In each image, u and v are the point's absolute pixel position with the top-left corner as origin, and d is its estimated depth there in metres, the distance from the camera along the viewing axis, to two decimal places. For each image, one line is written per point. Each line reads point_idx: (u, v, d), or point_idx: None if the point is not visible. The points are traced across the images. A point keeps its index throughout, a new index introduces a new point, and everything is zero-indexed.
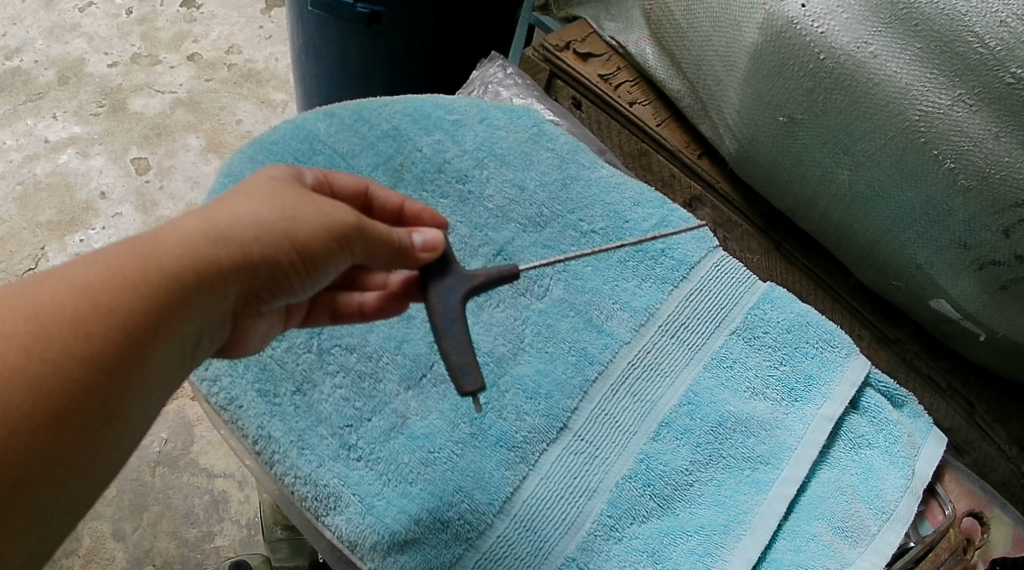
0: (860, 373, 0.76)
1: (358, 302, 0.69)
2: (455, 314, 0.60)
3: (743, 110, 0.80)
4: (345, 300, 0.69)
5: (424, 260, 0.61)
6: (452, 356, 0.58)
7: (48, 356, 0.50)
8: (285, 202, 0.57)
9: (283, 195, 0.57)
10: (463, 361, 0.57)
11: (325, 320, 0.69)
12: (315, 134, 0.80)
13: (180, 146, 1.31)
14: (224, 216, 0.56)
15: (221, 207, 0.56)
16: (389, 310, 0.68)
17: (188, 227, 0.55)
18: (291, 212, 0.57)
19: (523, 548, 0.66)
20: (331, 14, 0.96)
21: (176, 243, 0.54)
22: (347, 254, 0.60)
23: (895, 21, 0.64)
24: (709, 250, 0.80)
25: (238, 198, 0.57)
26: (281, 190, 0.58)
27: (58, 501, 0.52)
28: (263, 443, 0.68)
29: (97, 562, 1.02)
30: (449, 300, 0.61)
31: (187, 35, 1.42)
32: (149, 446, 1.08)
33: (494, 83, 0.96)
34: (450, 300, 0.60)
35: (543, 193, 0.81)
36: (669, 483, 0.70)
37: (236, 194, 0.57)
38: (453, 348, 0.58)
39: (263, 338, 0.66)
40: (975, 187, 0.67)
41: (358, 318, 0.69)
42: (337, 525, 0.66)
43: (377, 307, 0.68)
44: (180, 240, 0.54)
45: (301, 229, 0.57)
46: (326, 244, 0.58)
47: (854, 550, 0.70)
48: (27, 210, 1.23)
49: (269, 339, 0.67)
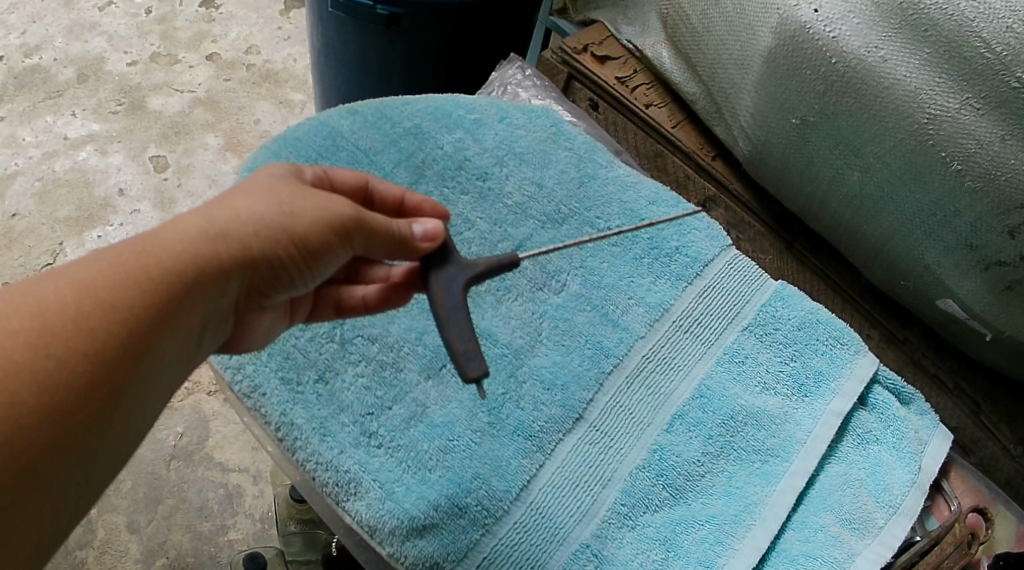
0: (867, 370, 0.78)
1: (361, 296, 0.70)
2: (458, 303, 0.61)
3: (756, 113, 0.82)
4: (348, 293, 0.70)
5: (425, 250, 0.63)
6: (456, 345, 0.59)
7: (53, 350, 0.51)
8: (283, 197, 0.59)
9: (281, 192, 0.59)
10: (466, 350, 0.59)
11: (329, 314, 0.72)
12: (339, 131, 0.82)
13: (199, 145, 1.33)
14: (224, 213, 0.57)
15: (222, 205, 0.58)
16: (391, 302, 0.70)
17: (188, 225, 0.56)
18: (289, 207, 0.58)
19: (539, 534, 0.68)
20: (352, 16, 0.99)
21: (176, 240, 0.55)
22: (347, 247, 0.61)
23: (905, 27, 0.66)
24: (723, 248, 0.82)
25: (237, 197, 0.58)
26: (278, 186, 0.59)
27: (65, 490, 0.53)
28: (286, 430, 0.70)
29: (112, 553, 1.04)
30: (451, 289, 0.62)
31: (206, 35, 1.45)
32: (165, 441, 1.10)
33: (513, 84, 0.99)
34: (452, 288, 0.62)
35: (561, 191, 0.83)
36: (681, 473, 0.72)
37: (236, 194, 0.59)
38: (457, 335, 0.59)
39: (269, 333, 0.68)
40: (982, 189, 0.69)
41: (363, 311, 0.71)
42: (357, 511, 0.68)
43: (379, 299, 0.70)
44: (182, 239, 0.55)
45: (299, 222, 0.58)
46: (325, 237, 0.60)
47: (861, 542, 0.72)
48: (46, 206, 1.25)
49: (274, 334, 0.69)
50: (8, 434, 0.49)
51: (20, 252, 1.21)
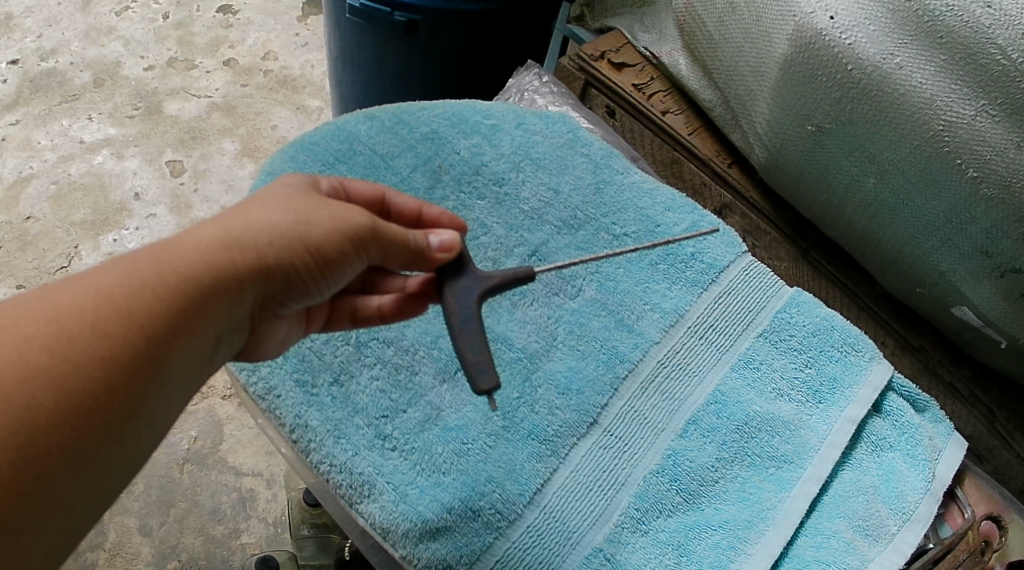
0: (882, 377, 0.78)
1: (377, 306, 0.70)
2: (471, 314, 0.62)
3: (773, 119, 0.82)
4: (364, 303, 0.71)
5: (442, 260, 0.63)
6: (468, 356, 0.59)
7: (71, 355, 0.52)
8: (300, 207, 0.59)
9: (296, 202, 0.60)
10: (479, 361, 0.59)
11: (345, 324, 0.72)
12: (356, 135, 0.83)
13: (216, 150, 1.34)
14: (242, 222, 0.58)
15: (239, 214, 0.58)
16: (406, 312, 0.70)
17: (205, 234, 0.57)
18: (304, 216, 0.59)
19: (552, 538, 0.68)
20: (369, 22, 1.00)
21: (193, 249, 0.56)
22: (363, 257, 0.62)
23: (920, 34, 0.67)
24: (738, 255, 0.82)
25: (255, 207, 0.59)
26: (295, 197, 0.60)
27: (81, 495, 0.54)
28: (300, 432, 0.71)
29: (123, 556, 1.04)
30: (465, 300, 0.63)
31: (224, 40, 1.46)
32: (179, 444, 1.11)
33: (530, 91, 1.01)
34: (466, 299, 0.62)
35: (577, 197, 0.84)
36: (695, 479, 0.73)
37: (253, 203, 0.59)
38: (469, 347, 0.60)
39: (283, 342, 0.68)
40: (997, 196, 0.69)
41: (378, 321, 0.71)
42: (370, 513, 0.68)
43: (394, 309, 0.70)
44: (198, 248, 0.56)
45: (315, 232, 0.59)
46: (341, 247, 0.60)
47: (874, 548, 0.72)
48: (61, 210, 1.26)
49: (289, 343, 0.69)
50: (26, 436, 0.50)
51: (34, 254, 1.22)
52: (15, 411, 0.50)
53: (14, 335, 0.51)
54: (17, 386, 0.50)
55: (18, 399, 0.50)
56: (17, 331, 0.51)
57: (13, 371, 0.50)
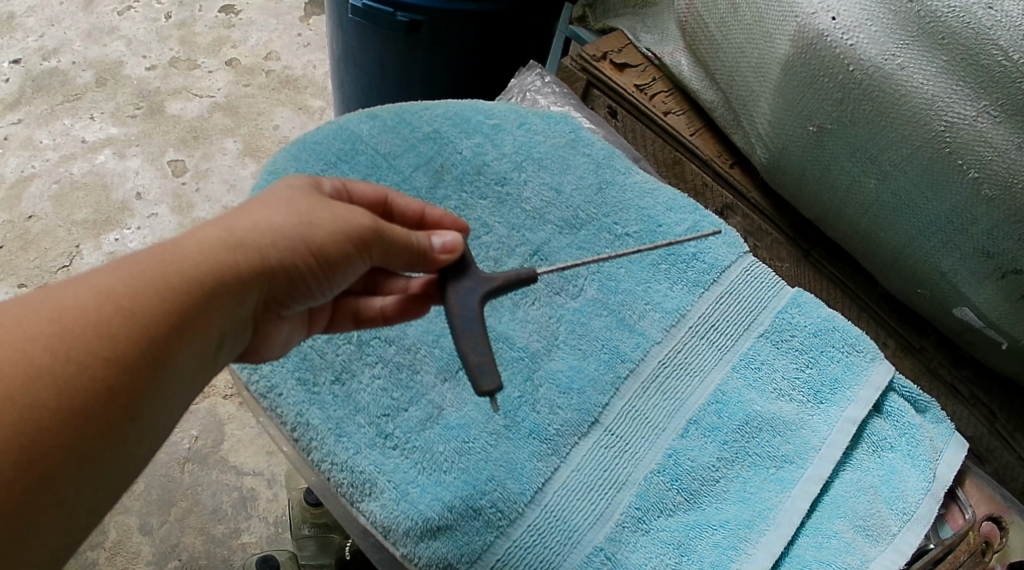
0: (883, 377, 0.78)
1: (379, 307, 0.70)
2: (472, 314, 0.62)
3: (774, 120, 0.82)
4: (366, 303, 0.71)
5: (443, 261, 0.64)
6: (470, 356, 0.59)
7: (73, 355, 0.52)
8: (302, 208, 0.59)
9: (298, 203, 0.60)
10: (480, 361, 0.59)
11: (347, 324, 0.72)
12: (358, 135, 0.84)
13: (218, 150, 1.34)
14: (244, 223, 0.58)
15: (242, 215, 0.59)
16: (409, 313, 0.70)
17: (208, 235, 0.57)
18: (307, 217, 0.59)
19: (553, 537, 0.68)
20: (371, 22, 1.00)
21: (196, 249, 0.56)
22: (365, 258, 0.62)
23: (922, 35, 0.67)
24: (740, 255, 0.82)
25: (257, 207, 0.59)
26: (297, 197, 0.60)
27: (85, 496, 0.54)
28: (302, 430, 0.71)
29: (123, 554, 1.04)
30: (467, 300, 0.63)
31: (226, 40, 1.47)
32: (180, 443, 1.11)
33: (532, 91, 1.01)
34: (468, 300, 0.63)
35: (579, 196, 0.84)
36: (696, 479, 0.73)
37: (256, 204, 0.59)
38: (470, 347, 0.60)
39: (286, 343, 0.68)
40: (998, 197, 0.69)
41: (380, 321, 0.71)
42: (371, 511, 0.68)
43: (396, 309, 0.70)
44: (200, 248, 0.56)
45: (317, 232, 0.59)
46: (343, 248, 0.60)
47: (874, 548, 0.72)
48: (63, 209, 1.27)
49: (291, 344, 0.69)
50: (30, 437, 0.50)
51: (36, 254, 1.22)
52: (18, 411, 0.50)
53: (18, 336, 0.51)
54: (21, 387, 0.50)
55: (21, 399, 0.50)
56: (21, 331, 0.51)
57: (17, 372, 0.50)
